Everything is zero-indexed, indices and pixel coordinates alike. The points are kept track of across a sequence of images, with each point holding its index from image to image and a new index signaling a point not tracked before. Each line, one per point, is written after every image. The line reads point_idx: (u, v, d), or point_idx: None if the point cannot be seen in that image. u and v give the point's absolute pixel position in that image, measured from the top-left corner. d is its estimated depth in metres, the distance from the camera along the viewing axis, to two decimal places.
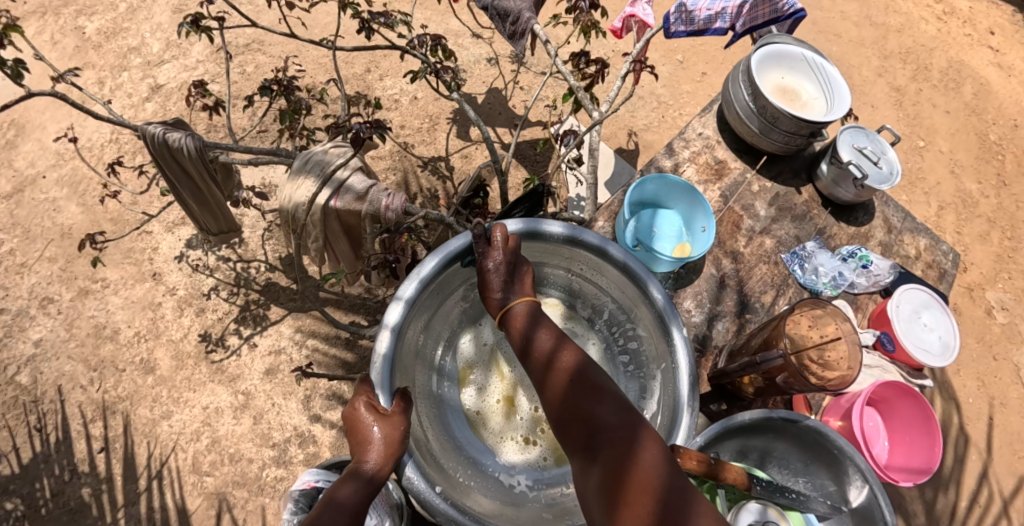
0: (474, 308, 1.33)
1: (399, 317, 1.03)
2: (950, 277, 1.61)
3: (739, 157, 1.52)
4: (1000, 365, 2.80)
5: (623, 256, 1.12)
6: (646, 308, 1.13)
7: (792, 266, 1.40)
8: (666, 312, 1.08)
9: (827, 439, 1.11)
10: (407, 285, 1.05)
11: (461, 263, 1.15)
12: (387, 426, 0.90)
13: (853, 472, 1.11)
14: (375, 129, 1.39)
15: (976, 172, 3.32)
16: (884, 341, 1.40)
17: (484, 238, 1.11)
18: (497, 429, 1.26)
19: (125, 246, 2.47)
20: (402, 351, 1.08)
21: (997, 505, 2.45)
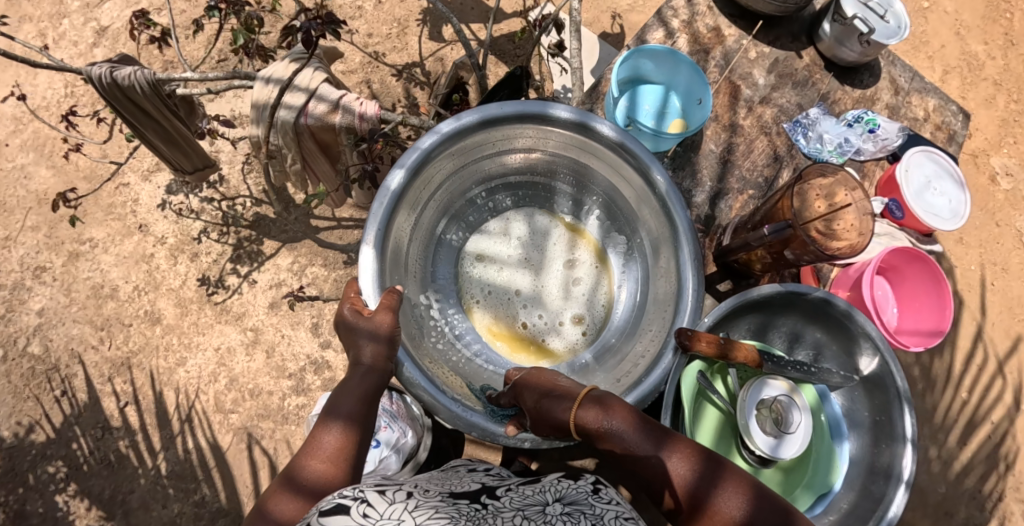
0: (500, 185, 1.28)
1: (400, 184, 1.00)
2: (960, 136, 1.54)
3: (733, 24, 1.41)
4: (1003, 230, 2.78)
5: (665, 187, 1.03)
6: (655, 205, 1.08)
7: (795, 135, 1.34)
8: (680, 223, 1.02)
9: (839, 311, 1.10)
10: (413, 150, 1.01)
11: (484, 134, 1.09)
12: (374, 322, 0.89)
13: (864, 341, 1.10)
14: (328, 28, 1.24)
15: (981, 31, 3.14)
16: (892, 209, 1.38)
17: (517, 113, 1.05)
18: (491, 310, 1.27)
19: (105, 202, 2.39)
20: (405, 211, 1.07)
21: (996, 361, 2.53)
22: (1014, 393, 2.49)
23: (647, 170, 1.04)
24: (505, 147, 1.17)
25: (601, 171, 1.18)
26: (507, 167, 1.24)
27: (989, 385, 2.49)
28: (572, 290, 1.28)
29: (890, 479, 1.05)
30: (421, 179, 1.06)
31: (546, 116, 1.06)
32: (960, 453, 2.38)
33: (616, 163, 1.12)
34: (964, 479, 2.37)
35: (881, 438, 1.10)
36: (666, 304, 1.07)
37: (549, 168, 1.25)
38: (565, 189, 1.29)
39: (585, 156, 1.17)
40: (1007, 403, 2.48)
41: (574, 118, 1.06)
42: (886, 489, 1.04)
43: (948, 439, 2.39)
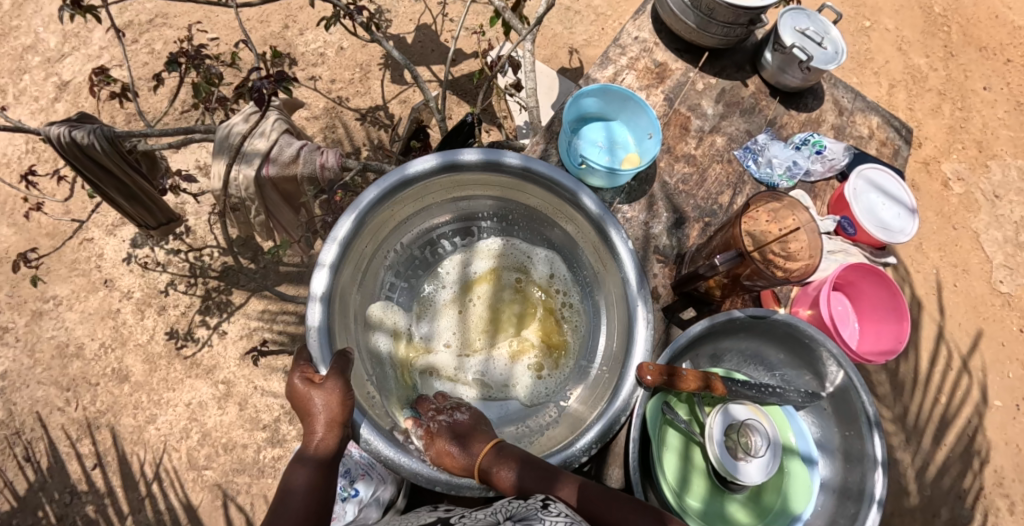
0: (408, 263, 1.25)
1: (327, 283, 0.97)
2: (903, 151, 1.61)
3: (679, 58, 1.46)
4: (960, 233, 2.88)
5: (548, 171, 1.08)
6: (573, 208, 1.10)
7: (746, 162, 1.38)
8: (582, 194, 1.07)
9: (798, 330, 1.12)
10: (329, 247, 0.98)
11: (377, 218, 1.06)
12: (325, 396, 0.85)
13: (826, 358, 1.12)
14: (278, 83, 1.28)
15: (922, 45, 3.30)
16: (844, 226, 1.42)
17: (400, 181, 1.04)
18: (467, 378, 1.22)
19: (69, 259, 2.35)
20: (341, 317, 1.03)
21: (961, 362, 2.60)
22: (981, 392, 2.56)
23: (535, 173, 1.08)
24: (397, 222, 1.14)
25: (486, 195, 1.19)
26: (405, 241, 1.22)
27: (957, 385, 2.56)
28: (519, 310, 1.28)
29: (862, 501, 1.05)
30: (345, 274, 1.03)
31: (414, 176, 1.05)
32: (936, 455, 2.42)
33: (502, 180, 1.13)
34: (941, 480, 2.40)
35: (853, 461, 1.11)
36: (622, 323, 1.07)
37: (439, 220, 1.24)
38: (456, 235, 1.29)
39: (470, 190, 1.18)
40: (975, 401, 2.54)
41: (439, 163, 1.05)
42: (858, 511, 1.05)
43: (923, 442, 2.42)
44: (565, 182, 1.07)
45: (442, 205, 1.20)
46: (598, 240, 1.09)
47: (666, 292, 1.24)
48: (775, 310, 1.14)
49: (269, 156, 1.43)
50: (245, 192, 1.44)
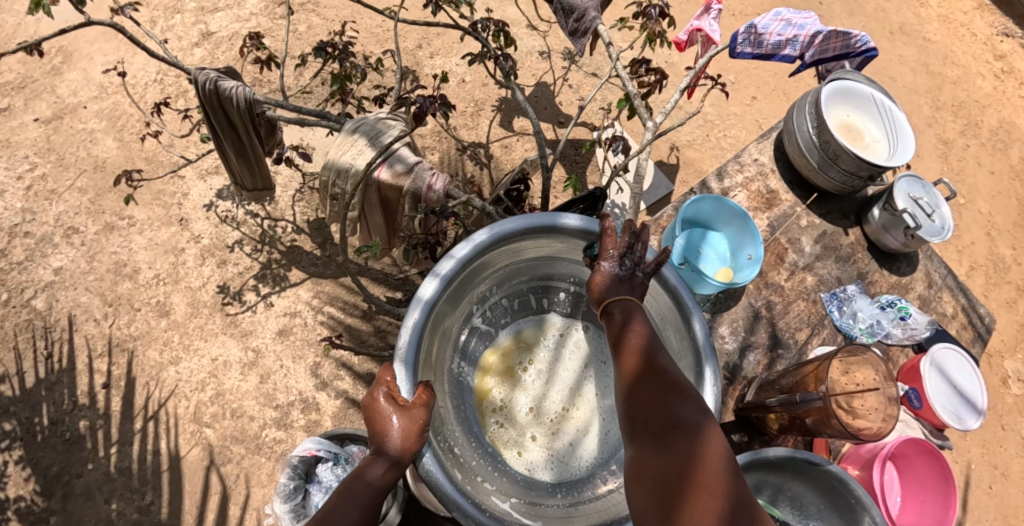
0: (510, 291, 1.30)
1: (434, 292, 1.02)
2: (984, 343, 1.58)
3: (790, 190, 1.49)
4: (1008, 435, 2.76)
5: (672, 278, 1.08)
6: (678, 320, 1.09)
7: (830, 306, 1.38)
8: (693, 316, 1.05)
9: (847, 488, 1.08)
10: (450, 258, 1.04)
11: (502, 248, 1.11)
12: (407, 418, 0.90)
13: (868, 525, 1.07)
14: (435, 104, 1.45)
15: (1012, 237, 3.26)
16: (911, 397, 1.39)
17: (538, 227, 1.09)
18: (507, 422, 1.23)
19: (156, 188, 2.48)
20: (433, 324, 1.08)
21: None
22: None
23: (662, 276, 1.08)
24: (518, 256, 1.19)
25: None
26: (517, 274, 1.26)
27: None
28: (579, 388, 1.27)
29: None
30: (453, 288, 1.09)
31: (556, 228, 1.09)
32: None
33: (624, 265, 1.16)
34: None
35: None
36: None
37: (557, 269, 1.28)
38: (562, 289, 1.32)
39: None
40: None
41: (582, 227, 1.09)
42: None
43: None
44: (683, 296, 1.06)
45: (562, 258, 1.23)
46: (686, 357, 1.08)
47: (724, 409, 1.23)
48: (830, 460, 1.11)
49: (387, 162, 1.53)
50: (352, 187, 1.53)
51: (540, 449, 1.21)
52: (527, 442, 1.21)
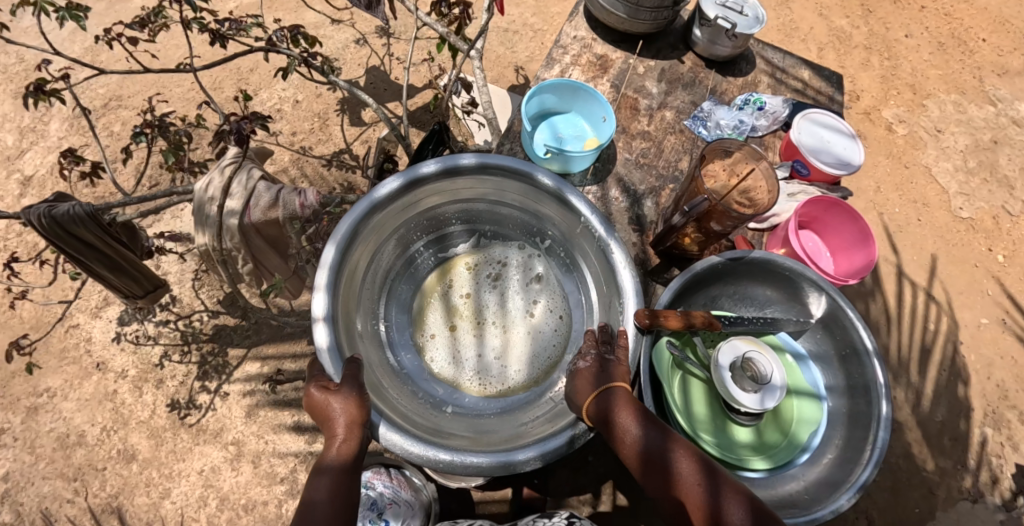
0: (396, 276, 1.24)
1: (327, 308, 1.02)
2: (839, 98, 1.71)
3: (617, 48, 1.55)
4: (913, 170, 3.07)
5: (501, 162, 1.09)
6: (532, 189, 1.14)
7: (697, 128, 1.46)
8: (536, 174, 1.09)
9: (777, 265, 1.17)
10: (320, 278, 1.03)
11: (357, 247, 1.09)
12: (344, 401, 0.93)
13: (808, 285, 1.18)
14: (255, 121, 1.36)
15: (841, 8, 3.52)
16: (798, 169, 1.47)
17: (368, 207, 1.07)
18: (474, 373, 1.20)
19: (57, 348, 2.33)
20: (351, 338, 1.08)
21: (923, 295, 2.78)
22: (945, 319, 2.74)
23: (492, 167, 1.10)
24: (376, 243, 1.15)
25: (450, 201, 1.21)
26: (388, 257, 1.21)
27: (931, 314, 2.73)
28: (512, 298, 1.25)
29: (872, 422, 1.10)
30: (345, 301, 1.08)
31: (382, 199, 1.08)
32: (927, 386, 2.57)
33: (460, 186, 1.16)
34: (929, 408, 2.53)
35: (860, 390, 1.14)
36: (606, 279, 1.11)
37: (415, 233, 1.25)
38: (433, 242, 1.28)
39: (434, 198, 1.18)
40: (943, 330, 2.72)
41: (401, 182, 1.08)
42: (866, 437, 1.09)
43: (912, 375, 2.58)
44: (519, 167, 1.09)
45: (412, 219, 1.20)
46: (563, 212, 1.12)
47: (650, 257, 1.27)
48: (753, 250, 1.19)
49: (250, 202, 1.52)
50: (230, 240, 1.55)
51: (520, 370, 1.19)
52: (505, 374, 1.18)
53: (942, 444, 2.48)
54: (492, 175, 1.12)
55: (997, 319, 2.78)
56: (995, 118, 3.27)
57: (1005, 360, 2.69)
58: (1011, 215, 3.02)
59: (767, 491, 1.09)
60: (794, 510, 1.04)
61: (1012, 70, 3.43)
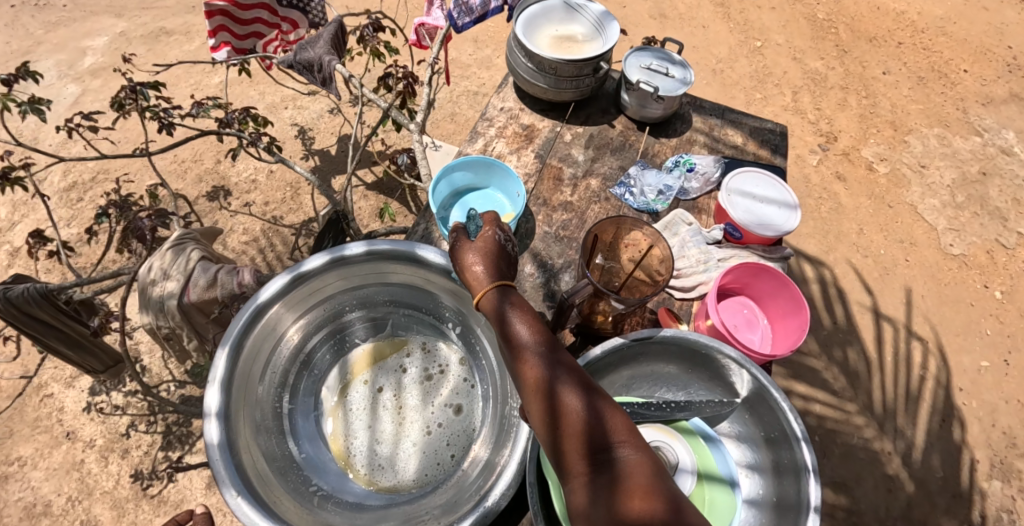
0: (299, 370, 1.20)
1: (221, 400, 0.98)
2: (783, 152, 1.67)
3: (545, 117, 1.56)
4: (897, 210, 2.97)
5: (390, 246, 1.12)
6: (423, 269, 1.15)
7: (623, 196, 1.42)
8: (419, 250, 1.11)
9: (692, 343, 1.13)
10: (212, 375, 0.99)
11: (251, 342, 1.07)
12: None
13: (727, 363, 1.12)
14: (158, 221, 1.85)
15: (815, 51, 3.54)
16: (730, 231, 1.39)
17: (259, 302, 1.07)
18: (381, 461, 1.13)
19: (31, 416, 2.36)
20: (246, 433, 1.02)
21: (914, 339, 2.63)
22: (940, 364, 2.58)
23: (380, 252, 1.12)
24: (273, 336, 1.13)
25: (346, 289, 1.21)
26: (291, 347, 1.19)
27: (922, 360, 2.59)
28: (422, 386, 1.20)
29: (801, 513, 0.99)
30: (239, 396, 1.04)
31: (270, 297, 1.08)
32: (926, 438, 2.38)
33: (355, 272, 1.17)
34: (927, 463, 2.34)
35: (791, 474, 1.05)
36: None
37: (313, 327, 1.22)
38: (338, 334, 1.26)
39: (330, 288, 1.18)
40: (938, 376, 2.55)
41: (291, 276, 1.09)
42: None
43: (911, 426, 2.40)
44: (404, 249, 1.11)
45: (308, 312, 1.19)
46: (455, 289, 1.13)
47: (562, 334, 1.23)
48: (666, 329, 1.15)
49: (191, 282, 1.61)
50: (173, 318, 1.62)
51: (426, 463, 1.12)
52: (410, 468, 1.11)
53: (945, 503, 2.27)
54: (382, 259, 1.14)
55: (998, 361, 2.60)
56: (982, 148, 3.18)
57: (1010, 404, 2.50)
58: (1006, 247, 2.88)
59: None
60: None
61: (996, 98, 3.37)
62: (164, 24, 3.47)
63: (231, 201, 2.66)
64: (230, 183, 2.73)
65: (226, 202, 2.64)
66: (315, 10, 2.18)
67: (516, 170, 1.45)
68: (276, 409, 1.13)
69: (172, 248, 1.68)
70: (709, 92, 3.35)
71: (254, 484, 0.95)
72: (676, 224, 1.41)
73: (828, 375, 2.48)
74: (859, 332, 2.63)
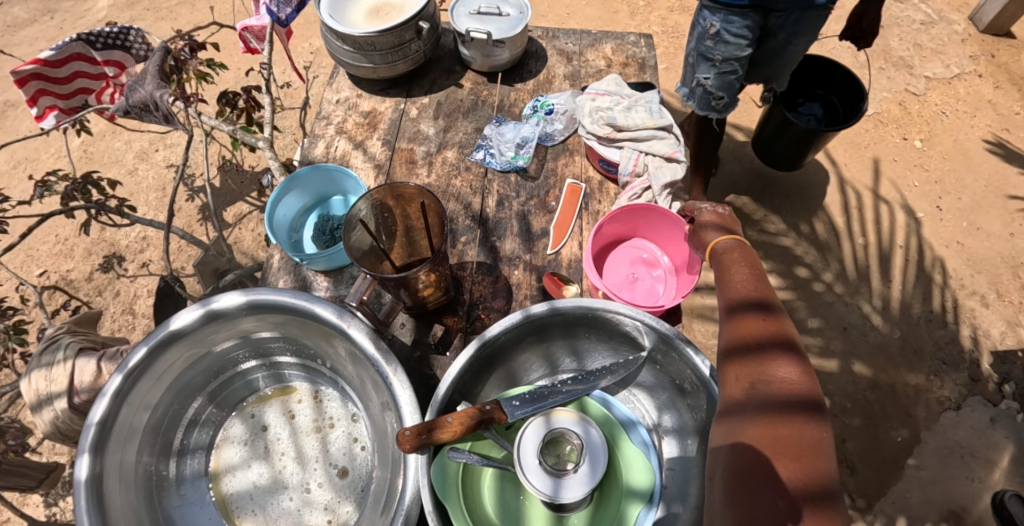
0: (211, 398, 1.11)
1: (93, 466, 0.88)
2: (652, 58, 1.52)
3: (386, 97, 1.42)
4: None
5: (308, 303, 0.98)
6: (340, 335, 0.99)
7: (484, 160, 1.30)
8: (347, 324, 0.96)
9: (597, 314, 1.00)
10: (95, 416, 0.91)
11: (152, 375, 0.98)
12: None
13: (631, 326, 1.01)
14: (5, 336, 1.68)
15: None
16: (608, 169, 1.27)
17: (166, 336, 0.97)
18: (270, 520, 1.04)
19: None
20: (123, 487, 0.94)
21: (850, 207, 2.58)
22: (877, 226, 2.55)
23: (298, 307, 0.99)
24: (177, 371, 1.03)
25: (271, 330, 1.07)
26: (207, 376, 1.09)
27: (862, 227, 2.56)
28: (320, 445, 1.09)
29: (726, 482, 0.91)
30: (125, 443, 0.96)
31: (180, 330, 0.97)
32: (884, 301, 2.36)
33: (277, 319, 1.04)
34: (887, 325, 2.32)
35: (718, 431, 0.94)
36: (389, 410, 0.97)
37: (238, 355, 1.11)
38: (258, 364, 1.13)
39: (248, 324, 1.05)
40: (880, 238, 2.53)
41: (203, 312, 0.99)
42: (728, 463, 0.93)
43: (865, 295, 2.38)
44: (326, 315, 0.97)
45: (228, 343, 1.07)
46: (370, 366, 0.97)
47: (437, 334, 1.11)
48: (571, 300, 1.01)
49: (77, 381, 1.49)
50: (72, 423, 1.51)
51: None
52: None
53: (912, 360, 2.25)
54: (302, 312, 1.00)
55: (930, 208, 2.61)
56: None
57: (951, 248, 2.52)
58: (916, 96, 2.89)
59: None
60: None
61: None
62: (7, 96, 3.17)
63: (126, 266, 2.49)
64: (121, 247, 2.54)
65: (122, 268, 2.47)
66: (137, 43, 1.90)
67: (366, 164, 1.32)
68: (162, 452, 1.04)
69: (48, 350, 1.57)
70: (594, 12, 3.19)
71: None
72: (558, 187, 1.28)
73: (788, 257, 2.41)
74: (797, 216, 2.57)
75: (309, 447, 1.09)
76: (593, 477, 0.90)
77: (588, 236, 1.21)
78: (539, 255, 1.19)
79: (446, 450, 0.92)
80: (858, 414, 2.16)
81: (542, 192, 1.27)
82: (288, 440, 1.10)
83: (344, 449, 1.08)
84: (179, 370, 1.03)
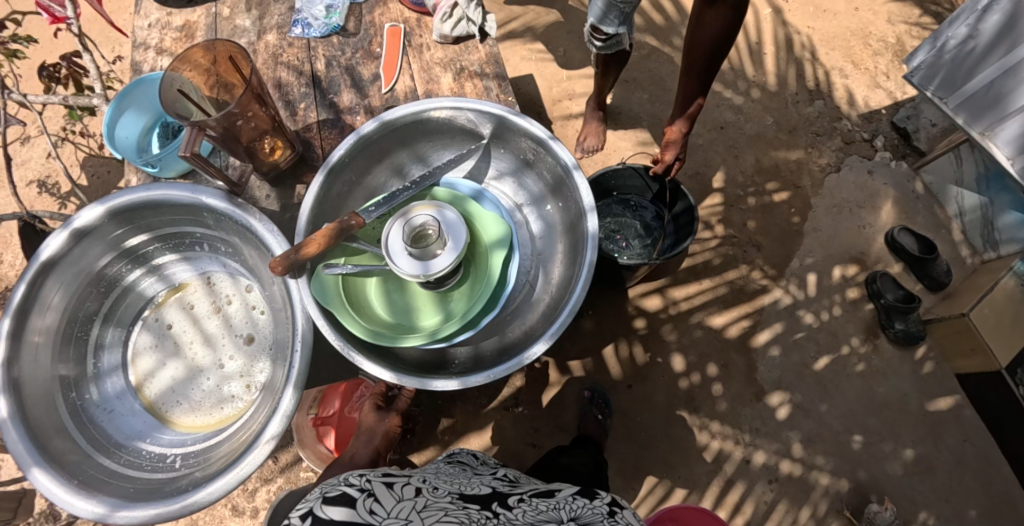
0: (113, 315, 1.17)
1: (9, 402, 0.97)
2: None
3: (196, 7, 1.41)
4: None
5: (163, 192, 1.07)
6: (203, 208, 1.08)
7: (301, 31, 1.33)
8: (203, 196, 1.05)
9: (427, 116, 1.12)
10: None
11: (41, 309, 1.05)
12: None
13: (463, 119, 1.13)
14: None
15: None
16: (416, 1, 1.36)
17: (38, 268, 1.03)
18: (203, 398, 1.15)
19: None
20: (52, 410, 1.03)
21: None
22: None
23: (156, 199, 1.07)
24: (67, 298, 1.09)
25: (141, 234, 1.14)
26: (101, 296, 1.15)
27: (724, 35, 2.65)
28: (224, 323, 1.19)
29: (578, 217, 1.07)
30: (39, 372, 1.04)
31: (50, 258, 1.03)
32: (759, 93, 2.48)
33: (142, 220, 1.11)
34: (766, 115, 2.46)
35: (562, 181, 1.10)
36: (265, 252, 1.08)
37: (123, 269, 1.17)
38: (144, 272, 1.20)
39: (118, 235, 1.11)
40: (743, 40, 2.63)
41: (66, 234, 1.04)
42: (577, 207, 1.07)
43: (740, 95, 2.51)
44: (181, 195, 1.06)
45: (106, 259, 1.13)
46: (242, 228, 1.08)
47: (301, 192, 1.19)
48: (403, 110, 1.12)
49: None
50: None
51: (235, 397, 1.14)
52: (222, 408, 1.14)
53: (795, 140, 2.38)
54: (162, 203, 1.08)
55: None
56: None
57: None
58: None
59: (519, 328, 1.11)
60: (531, 340, 1.04)
61: None
62: None
63: None
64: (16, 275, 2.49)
65: None
66: None
67: None
68: (77, 380, 1.10)
69: None
70: None
71: (69, 468, 0.98)
72: (379, 34, 1.34)
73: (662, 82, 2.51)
74: None
75: (215, 329, 1.18)
76: (455, 252, 0.99)
77: (416, 69, 1.30)
78: (375, 97, 1.27)
79: (320, 266, 1.00)
80: (753, 199, 2.30)
81: (364, 43, 1.33)
82: (196, 330, 1.19)
83: (244, 318, 1.19)
84: (68, 297, 1.09)
